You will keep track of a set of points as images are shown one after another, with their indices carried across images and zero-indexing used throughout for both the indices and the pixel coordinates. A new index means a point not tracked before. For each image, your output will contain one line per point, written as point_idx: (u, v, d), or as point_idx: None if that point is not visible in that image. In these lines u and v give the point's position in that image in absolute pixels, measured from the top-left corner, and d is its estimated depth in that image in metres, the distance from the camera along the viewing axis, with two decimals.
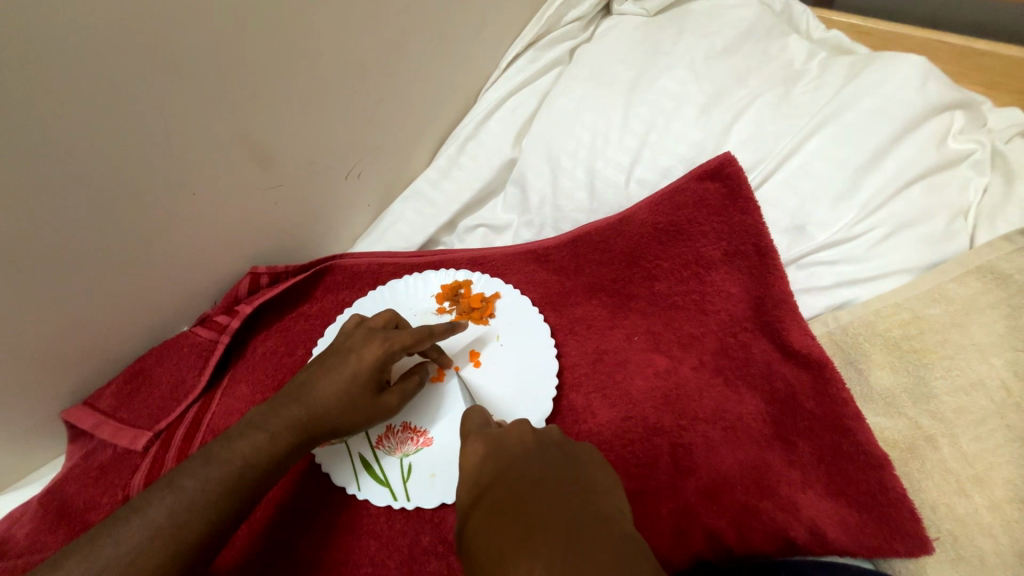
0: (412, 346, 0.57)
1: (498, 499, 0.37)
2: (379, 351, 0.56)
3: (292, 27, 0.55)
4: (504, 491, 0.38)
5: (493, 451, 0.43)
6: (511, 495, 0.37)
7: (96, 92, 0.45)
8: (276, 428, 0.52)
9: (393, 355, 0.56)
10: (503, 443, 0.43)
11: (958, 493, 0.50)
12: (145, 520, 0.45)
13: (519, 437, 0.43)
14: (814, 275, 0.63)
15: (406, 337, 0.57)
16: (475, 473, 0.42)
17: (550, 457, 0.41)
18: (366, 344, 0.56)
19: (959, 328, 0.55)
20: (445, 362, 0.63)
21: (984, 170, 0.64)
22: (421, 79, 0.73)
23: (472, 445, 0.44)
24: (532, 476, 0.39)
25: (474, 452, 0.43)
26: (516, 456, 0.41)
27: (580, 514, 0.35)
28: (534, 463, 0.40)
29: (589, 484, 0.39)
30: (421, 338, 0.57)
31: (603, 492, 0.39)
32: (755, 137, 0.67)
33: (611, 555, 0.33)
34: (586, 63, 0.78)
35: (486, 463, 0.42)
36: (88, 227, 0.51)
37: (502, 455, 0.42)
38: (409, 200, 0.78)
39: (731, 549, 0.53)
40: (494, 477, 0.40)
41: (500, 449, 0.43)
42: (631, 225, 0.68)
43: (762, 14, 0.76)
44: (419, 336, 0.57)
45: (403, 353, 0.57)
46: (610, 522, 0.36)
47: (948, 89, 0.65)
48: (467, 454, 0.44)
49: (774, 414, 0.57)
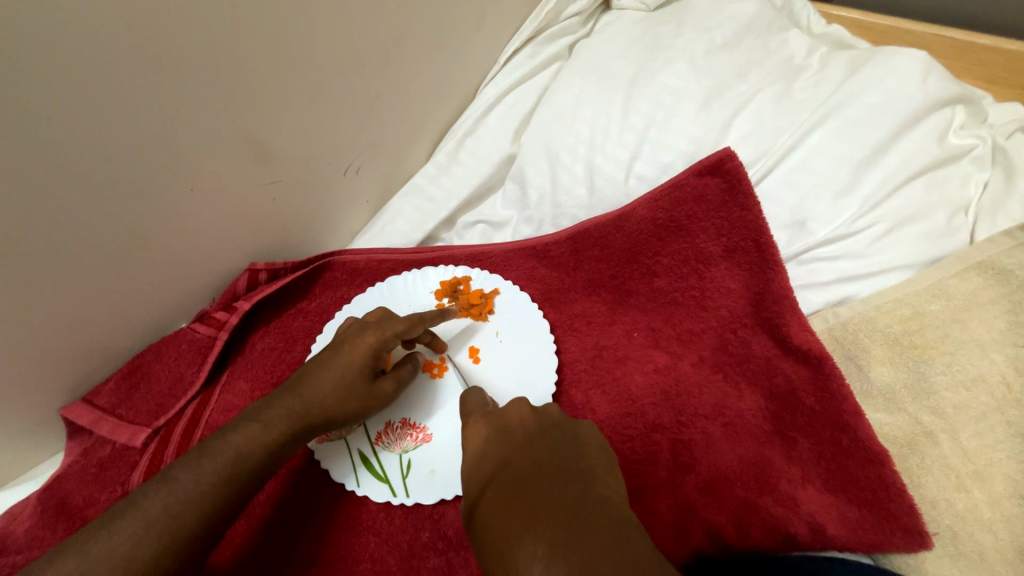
0: (404, 333, 0.57)
1: (504, 486, 0.38)
2: (373, 339, 0.56)
3: (292, 23, 0.55)
4: (508, 476, 0.39)
5: (496, 434, 0.43)
6: (513, 482, 0.38)
7: (95, 89, 0.45)
8: (270, 419, 0.52)
9: (387, 343, 0.56)
10: (507, 425, 0.44)
11: (958, 489, 0.50)
12: (141, 514, 0.44)
13: (520, 416, 0.44)
14: (813, 271, 0.63)
15: (399, 324, 0.57)
16: (478, 454, 0.42)
17: (551, 440, 0.41)
18: (361, 334, 0.56)
19: (959, 324, 0.55)
20: (438, 346, 0.62)
21: (985, 166, 0.63)
22: (421, 74, 0.73)
23: (473, 425, 0.45)
24: (537, 461, 0.39)
25: (476, 436, 0.44)
26: (519, 442, 0.41)
27: (581, 499, 0.36)
28: (536, 445, 0.41)
29: (587, 467, 0.39)
30: (414, 325, 0.58)
31: (603, 475, 0.39)
32: (756, 132, 0.67)
33: (611, 535, 0.33)
34: (586, 58, 0.78)
35: (490, 448, 0.42)
36: (87, 223, 0.51)
37: (505, 440, 0.42)
38: (408, 196, 0.77)
39: (731, 545, 0.53)
40: (498, 465, 0.40)
41: (503, 432, 0.43)
42: (630, 220, 0.68)
43: (762, 8, 0.76)
44: (411, 323, 0.58)
45: (396, 341, 0.57)
46: (609, 506, 0.36)
47: (950, 84, 0.65)
48: (469, 436, 0.44)
49: (773, 410, 0.57)
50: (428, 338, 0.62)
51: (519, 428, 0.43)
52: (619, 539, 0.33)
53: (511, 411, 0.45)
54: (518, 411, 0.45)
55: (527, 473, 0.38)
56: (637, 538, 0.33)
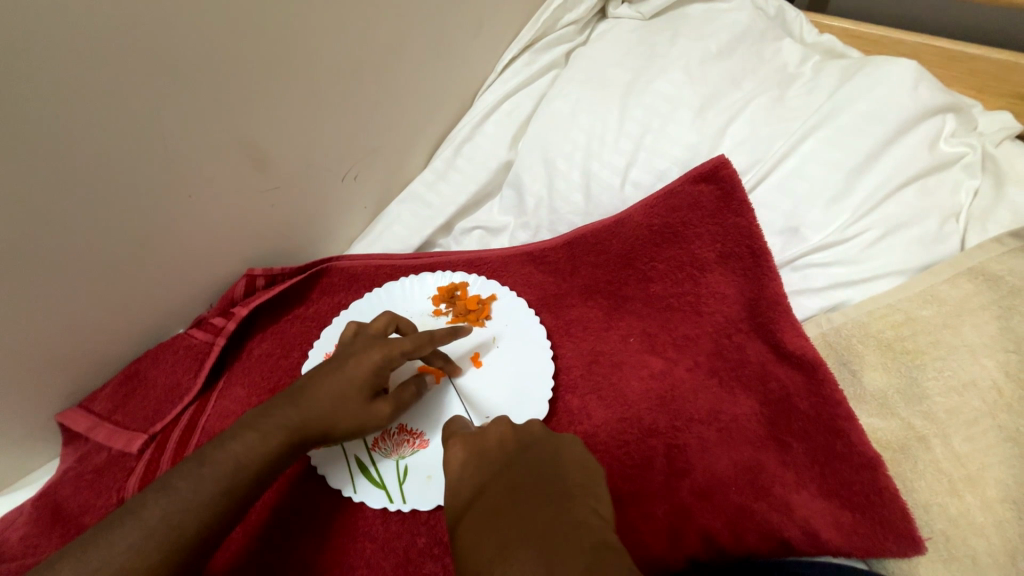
0: (411, 352, 0.57)
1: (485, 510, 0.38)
2: (378, 354, 0.56)
3: (290, 29, 0.56)
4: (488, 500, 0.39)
5: (477, 457, 0.43)
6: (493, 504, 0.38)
7: (96, 95, 0.46)
8: (268, 428, 0.52)
9: (392, 361, 0.56)
10: (483, 447, 0.43)
11: (950, 493, 0.50)
12: (139, 522, 0.45)
13: (499, 437, 0.44)
14: (807, 276, 0.64)
15: (409, 343, 0.57)
16: (457, 477, 0.43)
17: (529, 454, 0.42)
18: (367, 349, 0.56)
19: (951, 329, 0.55)
20: (450, 370, 0.63)
21: (976, 173, 0.64)
22: (418, 80, 0.73)
23: (454, 446, 0.44)
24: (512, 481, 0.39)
25: (455, 458, 0.44)
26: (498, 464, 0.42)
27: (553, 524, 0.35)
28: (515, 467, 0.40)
29: (564, 487, 0.39)
30: (422, 346, 0.57)
31: (581, 496, 0.38)
32: (749, 139, 0.68)
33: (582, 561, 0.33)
34: (582, 67, 0.79)
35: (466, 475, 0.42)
36: (85, 229, 0.51)
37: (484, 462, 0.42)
38: (406, 202, 0.78)
39: (725, 549, 0.53)
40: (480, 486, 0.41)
41: (481, 455, 0.43)
42: (626, 227, 0.69)
43: (756, 18, 0.76)
44: (420, 342, 0.57)
45: (402, 359, 0.57)
46: (585, 531, 0.35)
47: (940, 92, 0.65)
48: (449, 459, 0.44)
49: (768, 415, 0.58)
50: (439, 361, 0.63)
51: (499, 447, 0.43)
52: (591, 566, 0.32)
53: (490, 430, 0.45)
54: (496, 430, 0.45)
55: (506, 500, 0.38)
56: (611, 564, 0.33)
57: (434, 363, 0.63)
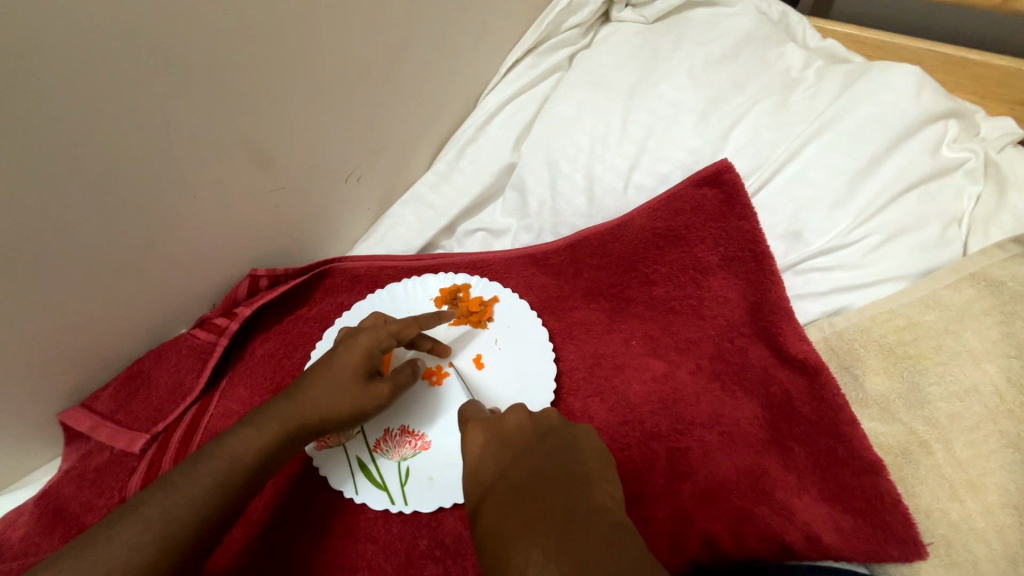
0: (399, 334, 0.57)
1: (502, 492, 0.39)
2: (365, 339, 0.56)
3: (296, 31, 0.56)
4: (509, 484, 0.39)
5: (498, 441, 0.43)
6: (513, 488, 0.39)
7: (103, 94, 0.46)
8: (266, 423, 0.52)
9: (382, 343, 0.56)
10: (503, 431, 0.44)
11: (952, 499, 0.50)
12: (139, 518, 0.45)
13: (517, 422, 0.44)
14: (809, 281, 0.64)
15: (394, 325, 0.58)
16: (478, 460, 0.43)
17: (548, 443, 0.42)
18: (353, 337, 0.56)
19: (953, 334, 0.55)
20: (439, 349, 0.63)
21: (978, 179, 0.64)
22: (422, 82, 0.74)
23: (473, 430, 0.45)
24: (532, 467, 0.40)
25: (475, 442, 0.44)
26: (518, 449, 0.42)
27: (573, 507, 0.36)
28: (535, 453, 0.41)
29: (582, 472, 0.40)
30: (409, 326, 0.58)
31: (598, 479, 0.40)
32: (752, 144, 0.68)
33: (602, 539, 0.35)
34: (585, 69, 0.79)
35: (487, 456, 0.43)
36: (91, 228, 0.51)
37: (504, 447, 0.43)
38: (409, 203, 0.78)
39: (727, 554, 0.53)
40: (499, 471, 0.41)
41: (502, 440, 0.43)
42: (628, 230, 0.69)
43: (759, 22, 0.77)
44: (405, 323, 0.58)
45: (391, 342, 0.57)
46: (603, 511, 0.37)
47: (942, 98, 0.65)
48: (468, 442, 0.45)
49: (769, 419, 0.58)
50: (428, 343, 0.63)
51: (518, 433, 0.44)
52: (610, 544, 0.34)
53: (507, 416, 0.45)
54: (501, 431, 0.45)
55: (526, 483, 0.39)
56: (626, 544, 0.35)
57: (424, 346, 0.63)
